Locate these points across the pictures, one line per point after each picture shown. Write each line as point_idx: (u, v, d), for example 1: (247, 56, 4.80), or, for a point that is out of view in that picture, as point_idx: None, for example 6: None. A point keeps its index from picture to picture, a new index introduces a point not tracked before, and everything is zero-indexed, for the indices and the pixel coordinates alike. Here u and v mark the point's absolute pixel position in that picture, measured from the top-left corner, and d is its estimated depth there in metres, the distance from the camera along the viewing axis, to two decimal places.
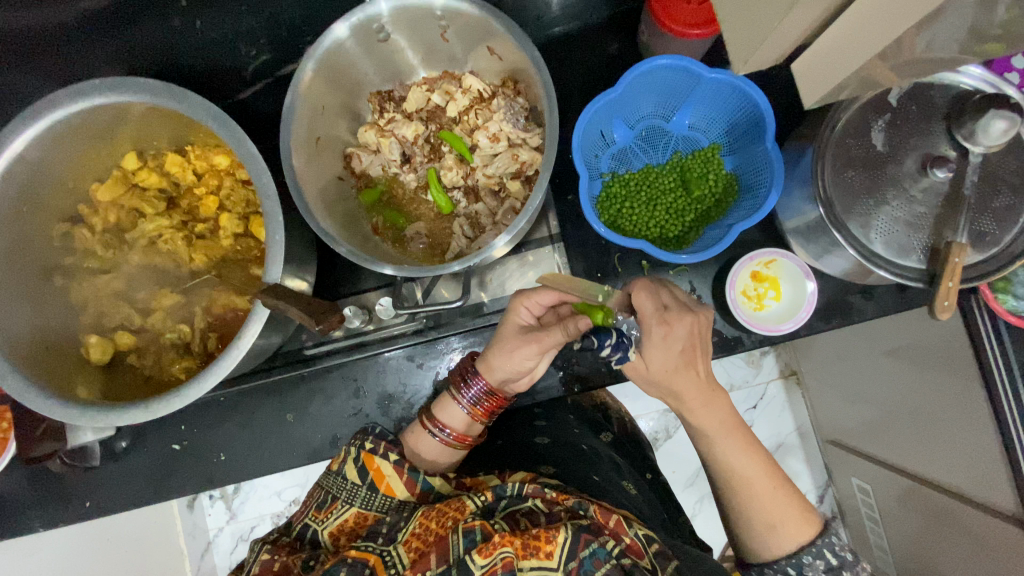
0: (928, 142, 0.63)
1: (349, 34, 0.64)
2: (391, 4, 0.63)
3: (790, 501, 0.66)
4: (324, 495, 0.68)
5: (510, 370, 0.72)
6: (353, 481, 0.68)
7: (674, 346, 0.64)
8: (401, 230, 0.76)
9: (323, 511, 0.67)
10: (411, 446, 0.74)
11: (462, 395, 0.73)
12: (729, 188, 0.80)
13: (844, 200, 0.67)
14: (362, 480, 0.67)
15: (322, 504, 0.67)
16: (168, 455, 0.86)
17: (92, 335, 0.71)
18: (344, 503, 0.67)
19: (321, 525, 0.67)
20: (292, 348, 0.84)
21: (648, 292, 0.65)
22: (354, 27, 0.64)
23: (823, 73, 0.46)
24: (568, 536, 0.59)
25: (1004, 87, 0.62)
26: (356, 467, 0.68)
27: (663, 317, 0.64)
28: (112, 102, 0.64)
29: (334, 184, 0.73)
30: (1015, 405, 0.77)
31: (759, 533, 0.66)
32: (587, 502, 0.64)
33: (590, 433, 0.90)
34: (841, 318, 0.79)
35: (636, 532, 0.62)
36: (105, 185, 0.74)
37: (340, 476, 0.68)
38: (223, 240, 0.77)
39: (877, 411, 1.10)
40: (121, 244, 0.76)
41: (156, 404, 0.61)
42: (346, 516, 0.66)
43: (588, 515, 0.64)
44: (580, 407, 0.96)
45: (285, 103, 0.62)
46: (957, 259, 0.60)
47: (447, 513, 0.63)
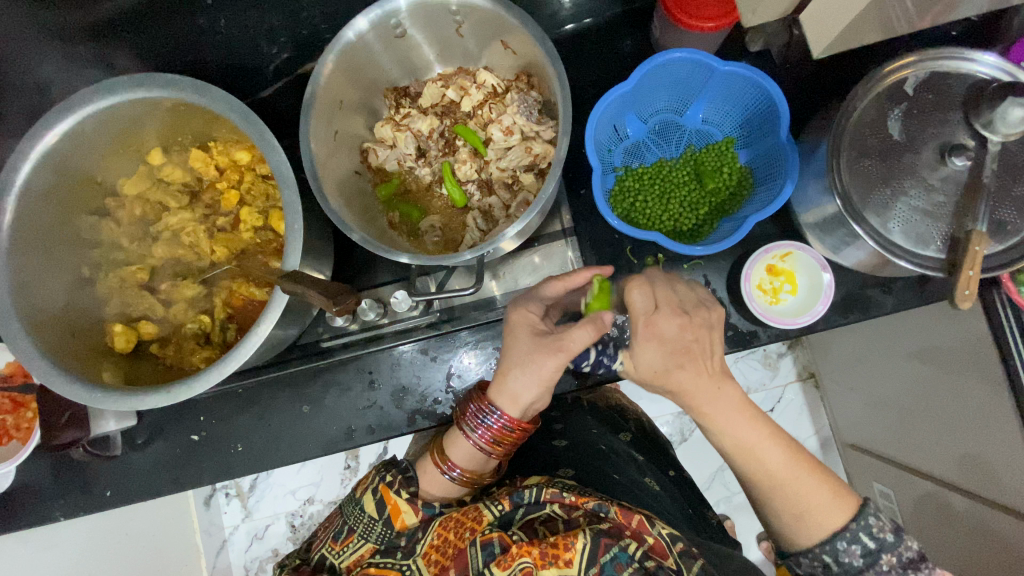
0: (945, 131, 0.63)
1: (369, 29, 0.66)
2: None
3: (819, 485, 0.63)
4: (341, 526, 0.65)
5: (539, 391, 0.66)
6: (369, 515, 0.64)
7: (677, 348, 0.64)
8: (415, 223, 0.78)
9: (339, 543, 0.64)
10: (417, 473, 0.70)
11: (472, 430, 0.67)
12: (743, 181, 0.80)
13: (859, 191, 0.65)
14: (378, 514, 0.64)
15: (338, 535, 0.65)
16: (187, 445, 0.87)
17: (116, 324, 0.73)
18: (359, 538, 0.64)
19: (337, 558, 0.64)
20: (308, 340, 0.86)
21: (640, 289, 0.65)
22: (373, 23, 0.65)
23: (826, 22, 0.59)
24: (587, 541, 0.60)
25: (1019, 74, 0.63)
26: (374, 499, 0.65)
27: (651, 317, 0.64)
28: (139, 97, 0.67)
29: (351, 178, 0.74)
30: None
31: (788, 522, 0.64)
32: (607, 504, 0.64)
33: (609, 433, 0.89)
34: (859, 312, 0.78)
35: (659, 531, 0.63)
36: (132, 179, 0.76)
37: (358, 506, 0.65)
38: (243, 232, 0.78)
39: (901, 411, 1.08)
40: (145, 237, 0.78)
41: (175, 388, 0.63)
42: (362, 551, 0.63)
43: (608, 516, 0.64)
44: (597, 408, 0.95)
45: (305, 96, 0.63)
46: (977, 247, 0.59)
47: (465, 522, 0.64)
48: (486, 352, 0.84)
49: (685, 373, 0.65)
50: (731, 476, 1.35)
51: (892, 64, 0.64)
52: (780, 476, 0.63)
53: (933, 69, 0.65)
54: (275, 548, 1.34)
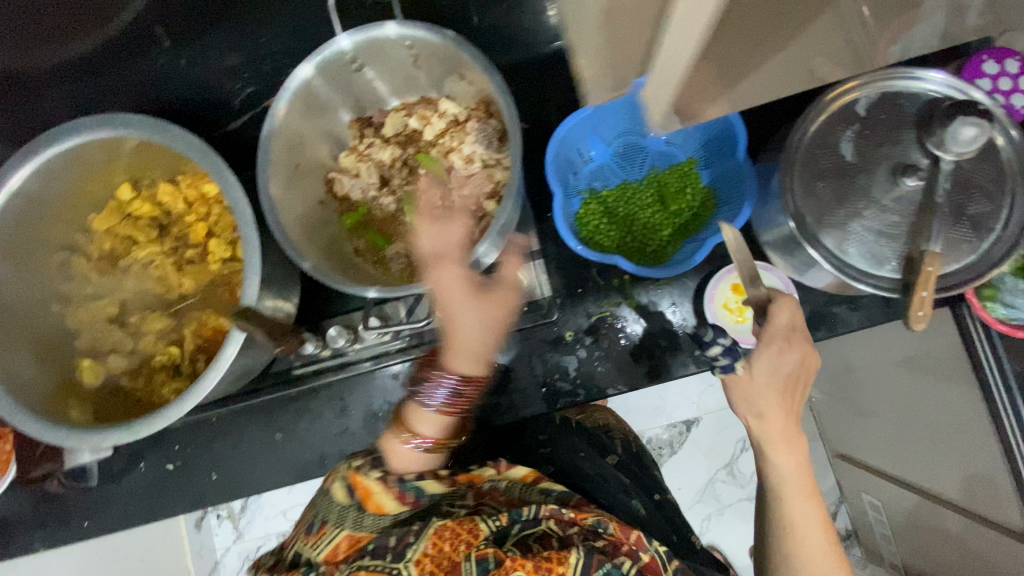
0: (897, 151, 0.64)
1: (315, 74, 0.67)
2: (351, 38, 0.65)
3: (832, 559, 0.65)
4: (315, 518, 0.66)
5: (483, 337, 0.68)
6: (341, 502, 0.64)
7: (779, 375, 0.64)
8: (381, 251, 0.79)
9: (312, 536, 0.65)
10: (384, 453, 0.67)
11: (430, 397, 0.66)
12: (706, 202, 0.80)
13: (814, 212, 0.65)
14: (350, 500, 0.64)
15: (313, 528, 0.65)
16: (162, 475, 0.88)
17: (86, 358, 0.74)
18: (335, 527, 0.64)
19: (313, 550, 0.64)
20: (280, 368, 0.85)
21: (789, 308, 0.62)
22: (322, 65, 0.66)
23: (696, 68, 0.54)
24: (581, 557, 0.65)
25: (967, 90, 0.63)
26: (342, 487, 0.65)
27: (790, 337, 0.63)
28: (102, 137, 0.68)
29: (315, 209, 0.75)
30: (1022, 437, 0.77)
31: None
32: (606, 521, 0.71)
33: (596, 456, 0.89)
34: (826, 329, 0.78)
35: (654, 550, 0.70)
36: (102, 215, 0.78)
37: (328, 498, 0.65)
38: (211, 263, 0.79)
39: (894, 422, 1.07)
40: (114, 271, 0.79)
41: (137, 424, 0.64)
42: (338, 541, 0.64)
43: (605, 533, 0.70)
44: (587, 428, 0.94)
45: (262, 135, 0.64)
46: (931, 268, 0.59)
47: (461, 534, 0.66)
48: None
49: None
50: (722, 489, 1.34)
51: (841, 90, 0.63)
52: (804, 535, 0.65)
53: (884, 90, 0.65)
54: None
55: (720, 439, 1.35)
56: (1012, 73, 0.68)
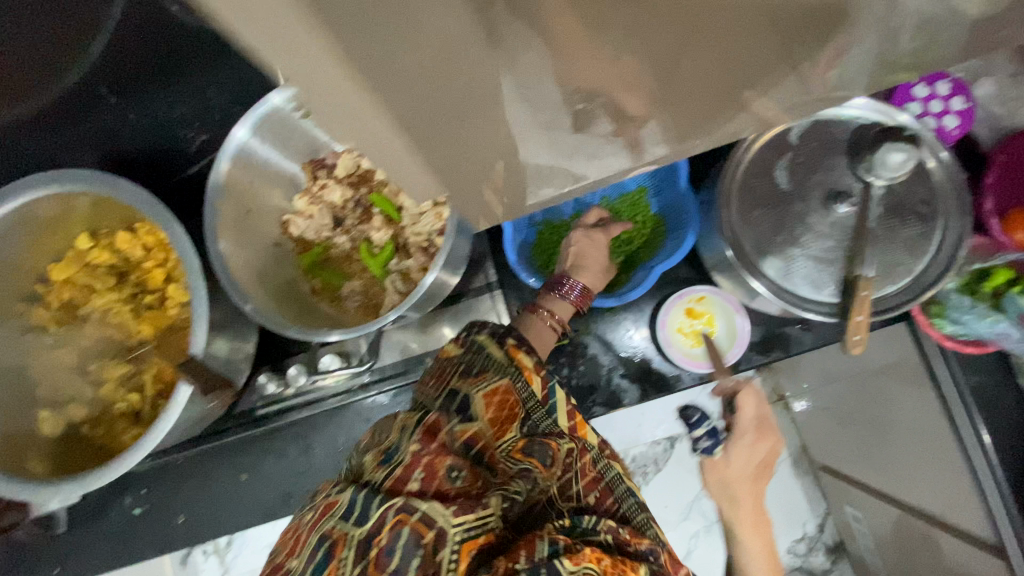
0: (830, 177, 0.65)
1: (250, 134, 0.69)
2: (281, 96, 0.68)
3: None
4: (468, 364, 0.64)
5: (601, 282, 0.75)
6: (499, 360, 0.64)
7: (754, 458, 0.72)
8: (336, 289, 0.80)
9: (471, 377, 0.62)
10: (532, 331, 0.70)
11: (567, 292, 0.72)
12: (657, 229, 0.81)
13: (753, 240, 0.66)
14: (509, 363, 0.63)
15: (471, 371, 0.63)
16: (129, 520, 0.88)
17: (44, 409, 0.75)
18: (495, 374, 0.62)
19: (474, 389, 0.61)
20: (243, 410, 0.85)
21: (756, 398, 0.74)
22: (255, 127, 0.69)
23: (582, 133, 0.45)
24: None
25: (890, 114, 0.63)
26: (501, 350, 0.65)
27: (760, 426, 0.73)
28: (54, 193, 0.70)
29: (270, 252, 0.76)
30: (985, 450, 0.79)
31: None
32: (660, 550, 0.54)
33: None
34: (780, 350, 0.79)
35: None
36: (60, 265, 0.79)
37: (483, 351, 0.64)
38: (168, 308, 0.80)
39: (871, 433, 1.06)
40: (74, 320, 0.80)
41: (87, 477, 0.64)
42: (484, 400, 0.59)
43: (658, 564, 0.53)
44: None
45: (208, 195, 0.66)
46: (863, 292, 0.61)
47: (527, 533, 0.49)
48: None
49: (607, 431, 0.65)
50: (708, 505, 1.34)
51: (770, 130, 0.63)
52: None
53: (814, 119, 0.65)
54: None
55: None
56: (944, 94, 0.70)
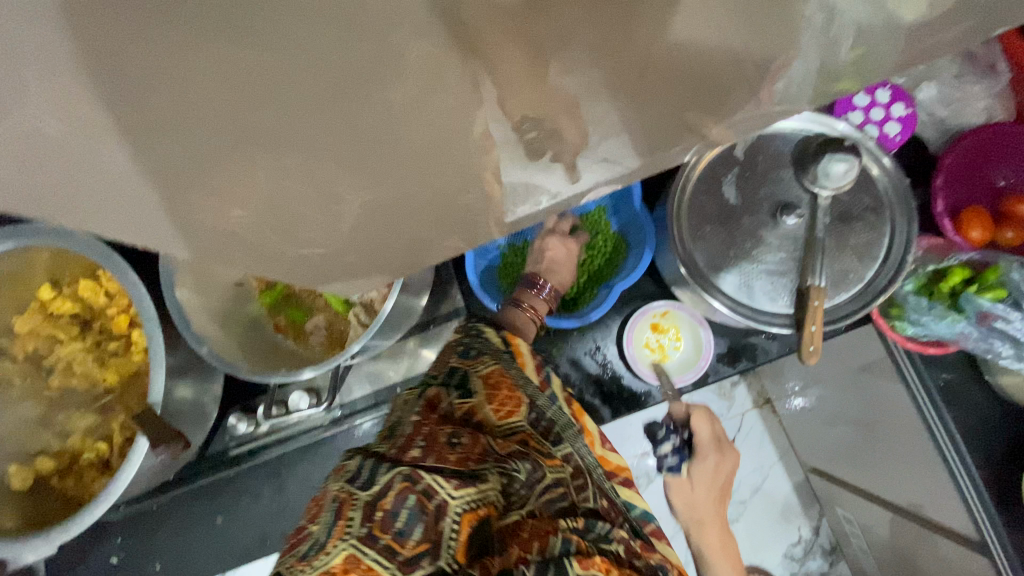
0: (777, 190, 0.66)
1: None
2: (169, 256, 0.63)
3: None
4: (467, 348, 0.62)
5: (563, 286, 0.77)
6: (494, 344, 0.63)
7: (716, 477, 0.73)
8: (302, 325, 0.80)
9: (469, 359, 0.61)
10: (515, 326, 0.70)
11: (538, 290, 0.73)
12: (618, 246, 0.82)
13: (706, 256, 0.67)
14: (503, 347, 0.63)
15: (468, 354, 0.61)
16: (106, 570, 0.86)
17: (12, 464, 0.75)
18: (489, 358, 0.60)
19: (472, 369, 0.59)
20: (215, 450, 0.84)
21: (706, 420, 0.75)
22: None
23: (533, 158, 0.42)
24: None
25: (829, 123, 0.65)
26: (499, 337, 0.65)
27: (718, 447, 0.74)
28: (10, 249, 0.70)
29: (231, 292, 0.76)
30: (946, 436, 0.80)
31: None
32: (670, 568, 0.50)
33: None
34: (748, 360, 0.79)
35: None
36: (23, 317, 0.79)
37: (482, 335, 0.64)
38: (134, 354, 0.80)
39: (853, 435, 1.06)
40: (38, 371, 0.79)
41: (54, 532, 0.64)
42: (490, 374, 0.58)
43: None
44: None
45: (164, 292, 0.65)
46: (816, 302, 0.61)
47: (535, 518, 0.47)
48: None
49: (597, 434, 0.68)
50: None
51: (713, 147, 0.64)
52: None
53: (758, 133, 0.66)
54: None
55: None
56: (885, 102, 0.71)
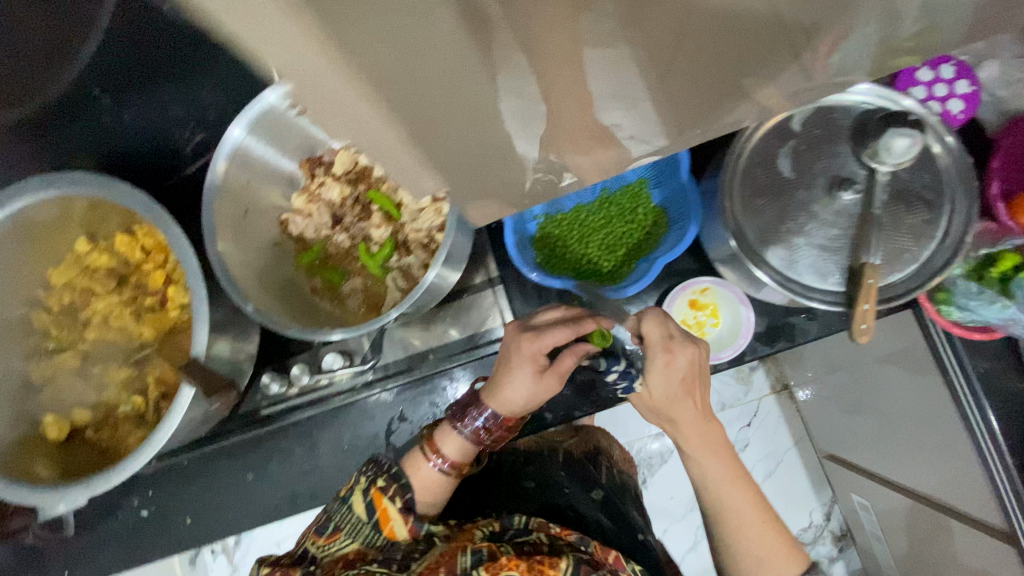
0: (834, 164, 0.64)
1: (246, 133, 0.68)
2: (242, 128, 0.67)
3: (777, 539, 0.67)
4: (328, 523, 0.73)
5: (528, 402, 0.73)
6: (359, 515, 0.72)
7: (675, 374, 0.67)
8: (339, 288, 0.80)
9: (324, 537, 0.72)
10: (410, 476, 0.76)
11: (461, 423, 0.75)
12: (659, 219, 0.81)
13: (757, 230, 0.65)
14: (368, 516, 0.72)
15: (325, 531, 0.72)
16: (137, 521, 0.88)
17: (48, 414, 0.76)
18: (347, 537, 0.71)
19: (324, 549, 0.71)
20: (247, 409, 0.85)
21: (654, 320, 0.68)
22: (250, 122, 0.68)
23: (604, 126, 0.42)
24: (570, 564, 0.66)
25: (893, 97, 0.63)
26: (364, 501, 0.72)
27: (668, 346, 0.67)
28: (49, 198, 0.70)
29: (270, 251, 0.75)
30: (980, 413, 0.78)
31: (745, 567, 0.68)
32: (587, 540, 0.73)
33: (580, 489, 0.96)
34: (786, 340, 0.78)
35: (632, 569, 0.71)
36: (60, 269, 0.79)
37: (348, 506, 0.72)
38: (170, 310, 0.79)
39: (877, 424, 1.06)
40: (75, 323, 0.80)
41: (95, 482, 0.64)
42: (348, 550, 0.71)
43: (589, 550, 0.73)
44: (574, 462, 1.03)
45: (202, 200, 0.65)
46: (870, 280, 0.60)
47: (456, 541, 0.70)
48: (436, 395, 0.86)
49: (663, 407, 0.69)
50: None
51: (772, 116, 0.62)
52: (745, 519, 0.67)
53: (816, 105, 0.64)
54: None
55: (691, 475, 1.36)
56: (949, 78, 0.69)
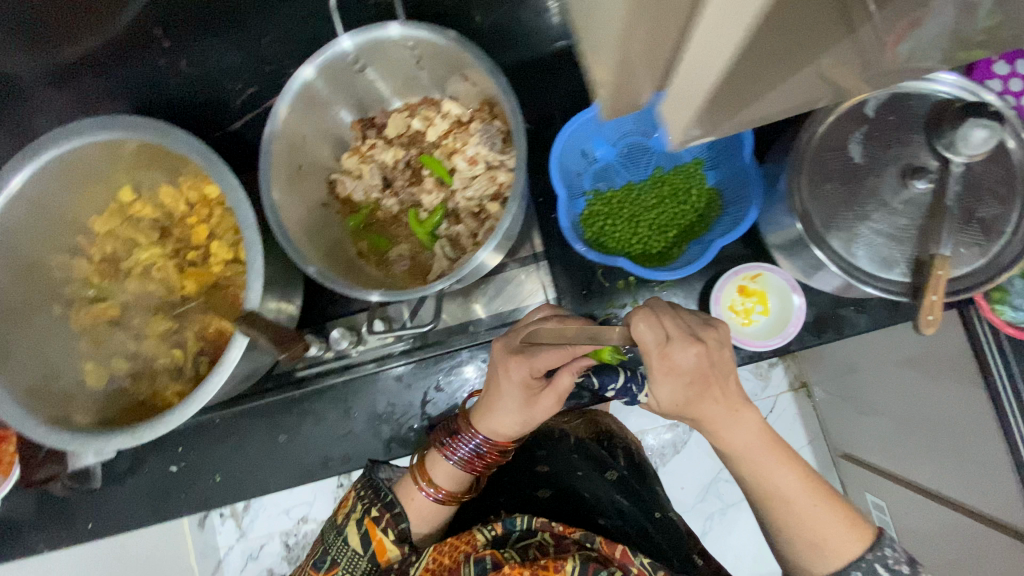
0: (906, 152, 0.63)
1: (316, 75, 0.65)
2: (315, 69, 0.64)
3: (835, 517, 0.65)
4: (324, 555, 0.70)
5: (524, 426, 0.73)
6: (353, 548, 0.69)
7: (682, 376, 0.61)
8: (385, 253, 0.78)
9: (323, 571, 0.70)
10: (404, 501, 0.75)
11: (452, 451, 0.75)
12: (712, 202, 0.80)
13: (823, 214, 0.65)
14: (364, 549, 0.69)
15: (322, 564, 0.70)
16: (165, 476, 0.88)
17: (87, 362, 0.74)
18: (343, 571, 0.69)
19: None
20: (282, 370, 0.85)
21: (646, 323, 0.59)
22: (321, 66, 0.65)
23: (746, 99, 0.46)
24: (576, 565, 0.63)
25: (978, 91, 0.62)
26: (358, 533, 0.70)
27: (667, 351, 0.60)
28: (103, 139, 0.68)
29: (318, 211, 0.74)
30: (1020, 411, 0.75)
31: (803, 551, 0.66)
32: (593, 535, 0.68)
33: (595, 472, 0.93)
34: (833, 332, 0.77)
35: (642, 560, 0.65)
36: (103, 217, 0.78)
37: (342, 538, 0.70)
38: (213, 265, 0.78)
39: (890, 425, 1.05)
40: (116, 273, 0.79)
41: (142, 429, 0.63)
42: None
43: (595, 546, 0.68)
44: (586, 444, 0.97)
45: (261, 143, 0.63)
46: (940, 272, 0.59)
47: (458, 546, 0.69)
48: (472, 368, 0.85)
49: (688, 410, 0.64)
50: (725, 488, 1.34)
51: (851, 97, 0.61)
52: (796, 501, 0.65)
53: (894, 90, 0.63)
54: (271, 568, 1.35)
55: (703, 466, 1.35)
56: None
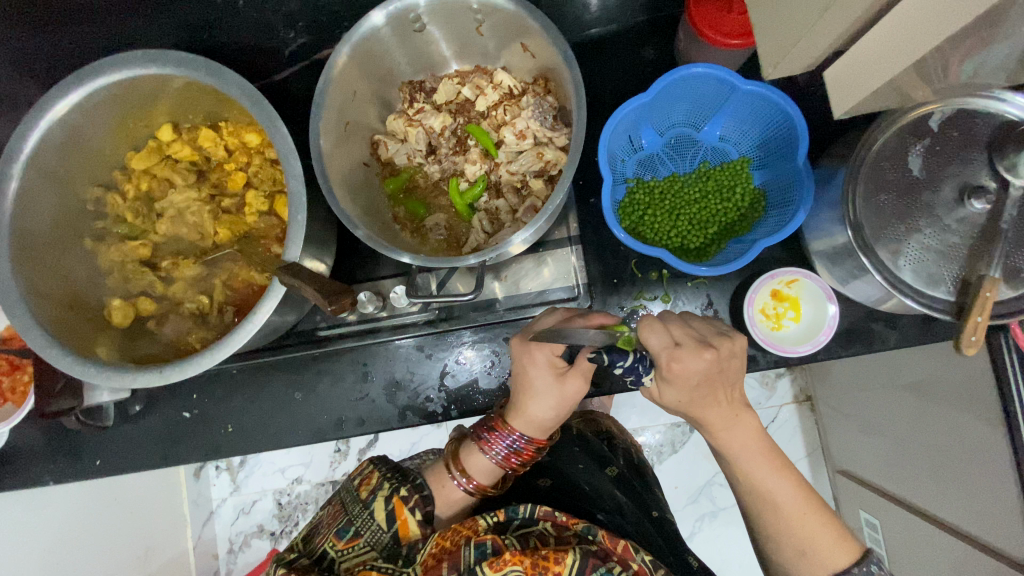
0: (967, 170, 0.61)
1: (383, 22, 0.65)
2: (383, 16, 0.64)
3: (823, 525, 0.62)
4: (346, 525, 0.66)
5: (554, 413, 0.72)
6: (378, 522, 0.66)
7: (689, 382, 0.60)
8: (421, 220, 0.77)
9: (344, 541, 0.66)
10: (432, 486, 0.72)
11: (490, 447, 0.72)
12: (755, 203, 0.79)
13: (873, 224, 0.65)
14: (388, 525, 0.66)
15: (344, 534, 0.66)
16: (177, 421, 0.88)
17: (115, 299, 0.73)
18: (365, 544, 0.65)
19: (341, 555, 0.65)
20: (305, 328, 0.85)
21: (651, 328, 0.61)
22: (390, 16, 0.64)
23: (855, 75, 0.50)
24: (576, 558, 0.61)
25: None
26: (385, 509, 0.66)
27: (675, 355, 0.60)
28: (152, 74, 0.66)
29: (360, 170, 0.73)
30: None
31: (790, 559, 0.62)
32: (595, 528, 0.67)
33: (595, 467, 0.90)
34: (862, 345, 0.77)
35: (642, 557, 0.64)
36: (141, 154, 0.77)
37: (368, 510, 0.66)
38: (248, 216, 0.78)
39: (890, 445, 1.05)
40: (150, 213, 0.78)
41: (168, 368, 0.62)
42: (366, 558, 0.65)
43: (596, 540, 0.66)
44: (587, 441, 0.96)
45: (318, 83, 0.62)
46: (987, 293, 0.58)
47: (461, 530, 0.66)
48: (492, 347, 0.84)
49: (689, 408, 0.64)
50: (718, 491, 1.35)
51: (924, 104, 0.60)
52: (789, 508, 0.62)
53: (959, 106, 0.60)
54: (261, 524, 1.36)
55: (696, 468, 1.36)
56: None
